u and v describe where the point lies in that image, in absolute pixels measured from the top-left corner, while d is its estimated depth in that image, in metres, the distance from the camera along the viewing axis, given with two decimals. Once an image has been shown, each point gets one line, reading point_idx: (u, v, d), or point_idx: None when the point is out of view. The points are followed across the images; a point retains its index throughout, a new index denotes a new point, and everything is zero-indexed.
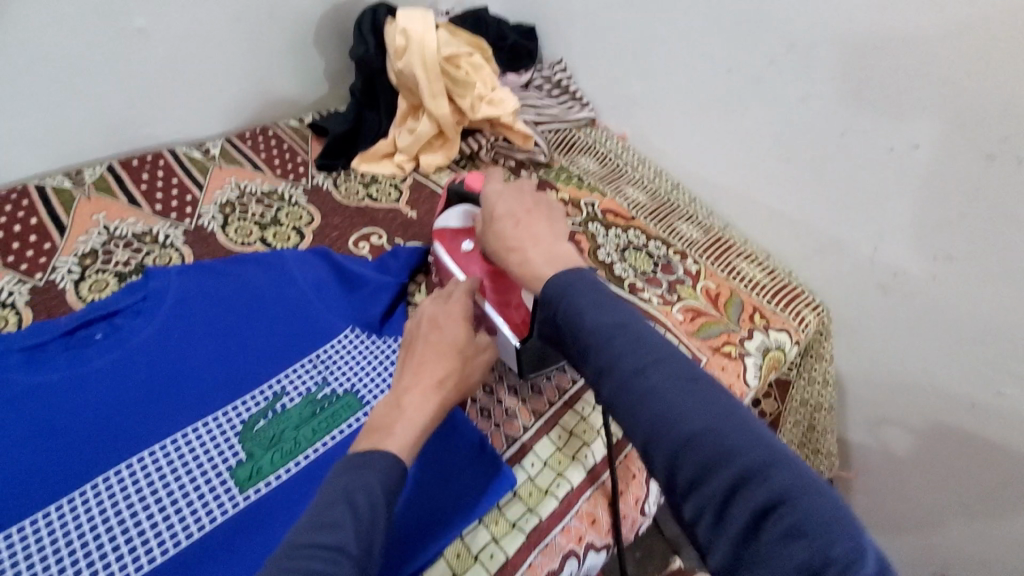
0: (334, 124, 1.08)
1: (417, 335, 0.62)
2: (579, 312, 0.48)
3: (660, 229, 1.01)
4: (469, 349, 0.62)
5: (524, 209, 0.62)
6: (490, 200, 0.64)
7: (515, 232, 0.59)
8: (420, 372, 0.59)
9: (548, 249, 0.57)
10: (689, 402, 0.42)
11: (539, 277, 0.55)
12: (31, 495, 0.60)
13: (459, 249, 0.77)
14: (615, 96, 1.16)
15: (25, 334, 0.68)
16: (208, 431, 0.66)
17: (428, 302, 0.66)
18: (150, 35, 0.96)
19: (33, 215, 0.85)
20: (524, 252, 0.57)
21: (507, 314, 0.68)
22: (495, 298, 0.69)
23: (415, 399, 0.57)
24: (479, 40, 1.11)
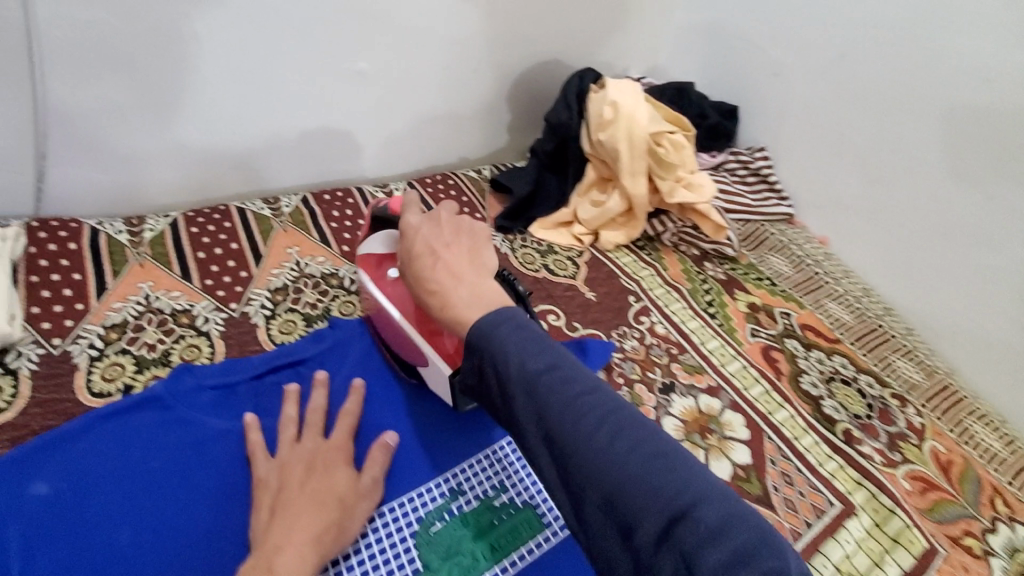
0: (517, 183, 1.04)
1: (288, 481, 0.55)
2: (506, 353, 0.44)
3: (872, 361, 0.88)
4: (350, 496, 0.56)
5: (441, 241, 0.53)
6: (406, 234, 0.55)
7: (432, 273, 0.51)
8: (295, 526, 0.50)
9: (472, 290, 0.49)
10: (617, 445, 0.40)
11: (462, 322, 0.48)
12: (202, 565, 0.53)
13: (386, 274, 0.71)
14: (822, 197, 1.06)
15: (218, 373, 0.68)
16: (383, 526, 0.58)
17: (293, 446, 0.59)
18: (366, 76, 0.97)
19: (233, 239, 0.86)
20: (445, 295, 0.49)
21: (438, 343, 0.64)
22: (423, 326, 0.66)
23: (290, 560, 0.48)
24: (680, 116, 1.03)
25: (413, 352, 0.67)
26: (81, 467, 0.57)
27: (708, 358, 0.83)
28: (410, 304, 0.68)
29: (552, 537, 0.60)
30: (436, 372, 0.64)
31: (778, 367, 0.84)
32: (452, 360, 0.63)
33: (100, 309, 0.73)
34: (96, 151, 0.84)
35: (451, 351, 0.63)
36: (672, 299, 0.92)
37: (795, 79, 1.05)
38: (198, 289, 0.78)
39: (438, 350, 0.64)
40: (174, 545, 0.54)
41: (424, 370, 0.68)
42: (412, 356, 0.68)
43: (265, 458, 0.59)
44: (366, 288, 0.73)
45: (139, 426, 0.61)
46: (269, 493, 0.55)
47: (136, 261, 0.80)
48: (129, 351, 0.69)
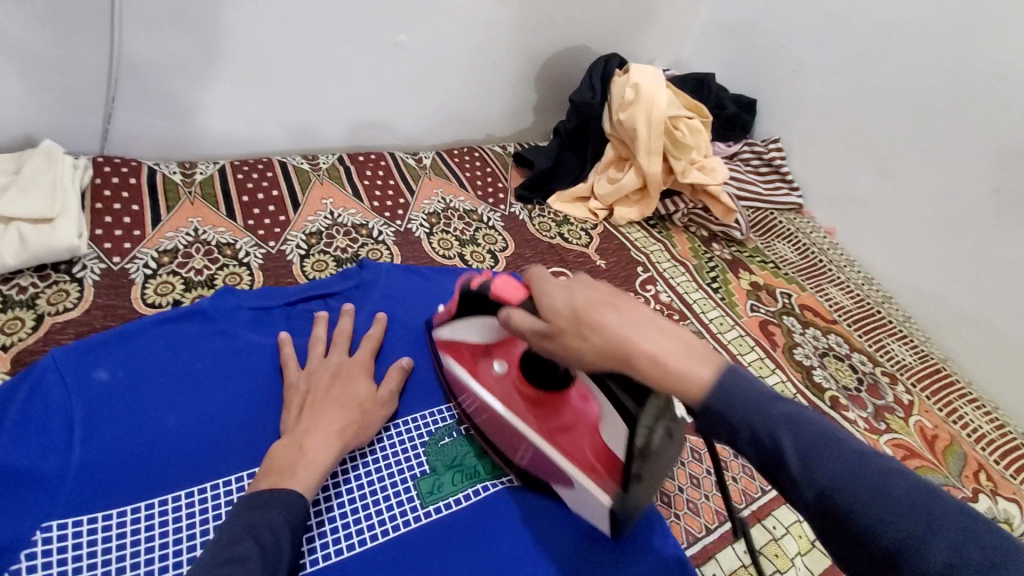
0: (539, 158, 1.10)
1: (315, 385, 0.62)
2: (765, 422, 0.39)
3: (866, 342, 0.92)
4: (370, 403, 0.62)
5: (610, 291, 0.48)
6: (557, 291, 0.49)
7: (624, 323, 0.45)
8: (322, 419, 0.57)
9: (671, 340, 0.44)
10: (944, 532, 0.34)
11: (694, 385, 0.42)
12: (237, 450, 0.61)
13: (490, 370, 0.65)
14: (832, 190, 1.11)
15: (256, 297, 0.75)
16: (395, 434, 0.64)
17: (321, 360, 0.66)
18: (406, 49, 1.04)
19: (274, 187, 0.93)
20: (655, 352, 0.43)
21: (575, 448, 0.58)
22: (552, 430, 0.60)
23: (318, 442, 0.55)
24: (698, 103, 1.09)
25: (540, 461, 0.60)
26: (136, 361, 0.65)
27: (708, 326, 0.88)
28: (529, 407, 0.61)
29: None
30: (580, 487, 0.57)
31: (774, 338, 0.88)
32: (600, 473, 0.56)
33: (154, 237, 0.81)
34: (159, 100, 0.92)
35: (596, 462, 0.57)
36: (678, 272, 0.97)
37: (813, 75, 1.10)
38: (241, 227, 0.86)
39: (577, 459, 0.57)
40: (214, 431, 0.62)
41: (555, 483, 0.60)
42: (533, 462, 0.61)
43: (295, 368, 0.66)
44: (462, 381, 0.66)
45: (186, 333, 0.69)
46: (297, 393, 0.62)
47: (188, 199, 0.88)
48: (179, 273, 0.77)
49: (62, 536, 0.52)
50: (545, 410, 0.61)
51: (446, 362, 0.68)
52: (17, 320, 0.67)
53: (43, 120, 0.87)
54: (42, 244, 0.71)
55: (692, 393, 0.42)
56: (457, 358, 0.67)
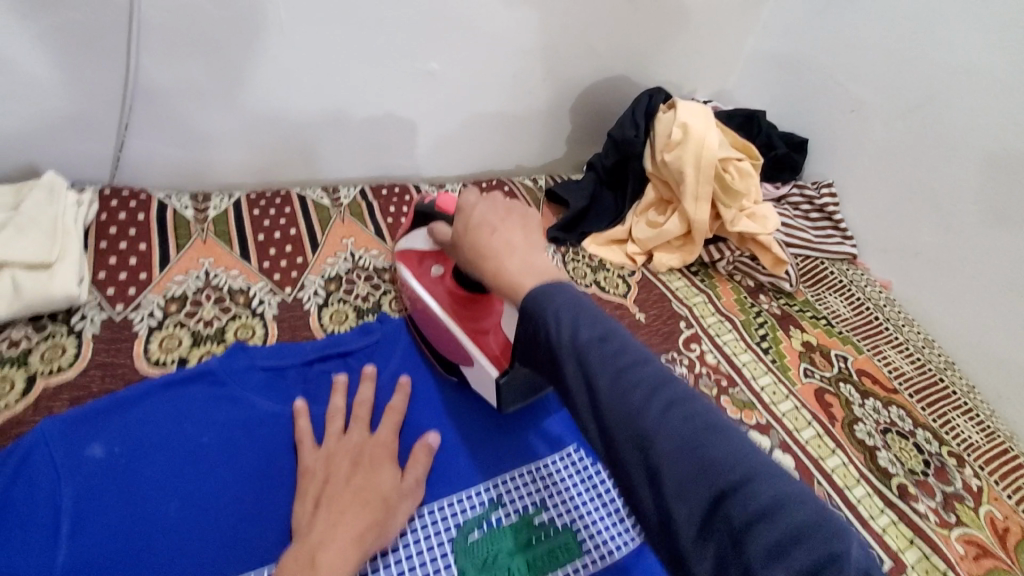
0: (573, 195, 1.03)
1: (334, 473, 0.55)
2: (562, 324, 0.44)
3: (930, 417, 0.84)
4: (393, 496, 0.55)
5: (498, 214, 0.54)
6: (463, 207, 0.57)
7: (488, 240, 0.53)
8: (340, 522, 0.50)
9: (525, 260, 0.51)
10: (693, 439, 0.38)
11: (517, 285, 0.49)
12: (237, 549, 0.54)
13: (429, 273, 0.71)
14: (890, 239, 1.02)
15: (271, 355, 0.68)
16: (419, 527, 0.57)
17: (340, 438, 0.59)
18: (437, 77, 0.98)
19: (292, 224, 0.87)
20: (499, 262, 0.51)
21: (482, 342, 0.64)
22: (466, 325, 0.65)
23: (333, 556, 0.48)
24: (748, 143, 1.01)
25: (456, 351, 0.67)
26: (137, 435, 0.58)
27: (759, 395, 0.80)
28: (450, 305, 0.67)
29: (592, 564, 0.58)
30: (482, 374, 0.64)
31: (832, 411, 0.80)
32: (501, 361, 0.62)
33: (162, 281, 0.74)
34: (174, 129, 0.86)
35: (495, 353, 0.63)
36: (724, 329, 0.89)
37: (872, 116, 1.02)
38: (256, 270, 0.79)
39: (481, 350, 0.64)
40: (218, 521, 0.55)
41: (465, 370, 0.67)
42: (454, 354, 0.67)
43: (311, 448, 0.59)
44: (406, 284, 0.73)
45: (194, 399, 0.62)
46: (314, 481, 0.55)
47: (200, 237, 0.81)
48: (186, 324, 0.70)
49: None
50: (462, 308, 0.66)
51: (398, 269, 0.75)
52: (6, 380, 0.60)
53: (49, 147, 0.81)
54: (40, 293, 0.64)
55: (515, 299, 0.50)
56: (404, 264, 0.74)
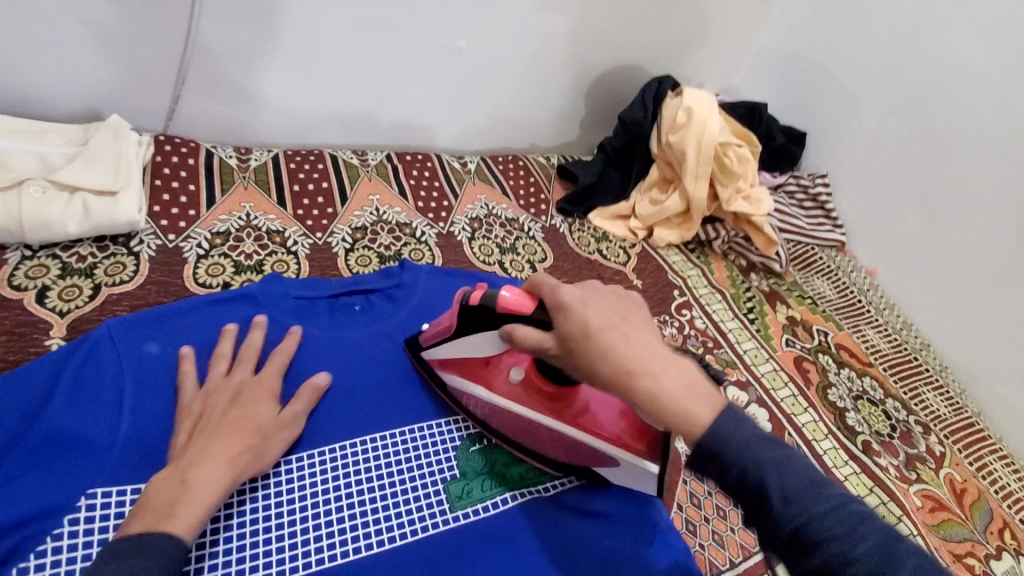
0: (583, 173, 1.10)
1: (209, 409, 0.58)
2: (759, 458, 0.44)
3: (901, 388, 0.91)
4: (270, 426, 0.58)
5: (621, 317, 0.52)
6: (568, 308, 0.52)
7: (637, 357, 0.50)
8: (210, 447, 0.53)
9: (675, 375, 0.50)
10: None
11: (691, 415, 0.47)
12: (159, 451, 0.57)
13: (506, 377, 0.65)
14: (877, 230, 1.09)
15: (302, 285, 0.76)
16: (429, 433, 0.66)
17: (220, 379, 0.62)
18: (463, 54, 1.06)
19: (324, 179, 0.95)
20: (654, 387, 0.49)
21: (603, 427, 0.62)
22: (576, 417, 0.63)
23: (201, 473, 0.51)
24: (748, 132, 1.08)
25: (586, 454, 0.63)
26: (186, 337, 0.66)
27: (742, 357, 0.87)
28: (548, 403, 0.64)
29: (579, 479, 0.66)
30: (621, 461, 0.62)
31: (809, 376, 0.87)
32: (635, 445, 0.61)
33: (208, 218, 0.83)
34: (224, 86, 0.95)
35: (627, 436, 0.62)
36: (714, 299, 0.96)
37: (868, 113, 1.08)
38: (291, 216, 0.88)
39: (609, 437, 0.62)
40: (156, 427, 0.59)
41: (593, 466, 0.64)
42: (580, 457, 0.63)
43: (193, 388, 0.61)
44: (478, 395, 0.65)
45: (234, 315, 0.70)
46: (188, 416, 0.58)
47: (241, 183, 0.90)
48: (230, 255, 0.79)
49: (105, 505, 0.52)
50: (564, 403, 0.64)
51: (455, 381, 0.67)
52: (74, 287, 0.69)
53: (112, 96, 0.90)
54: (105, 216, 0.73)
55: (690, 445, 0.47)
56: (469, 373, 0.66)
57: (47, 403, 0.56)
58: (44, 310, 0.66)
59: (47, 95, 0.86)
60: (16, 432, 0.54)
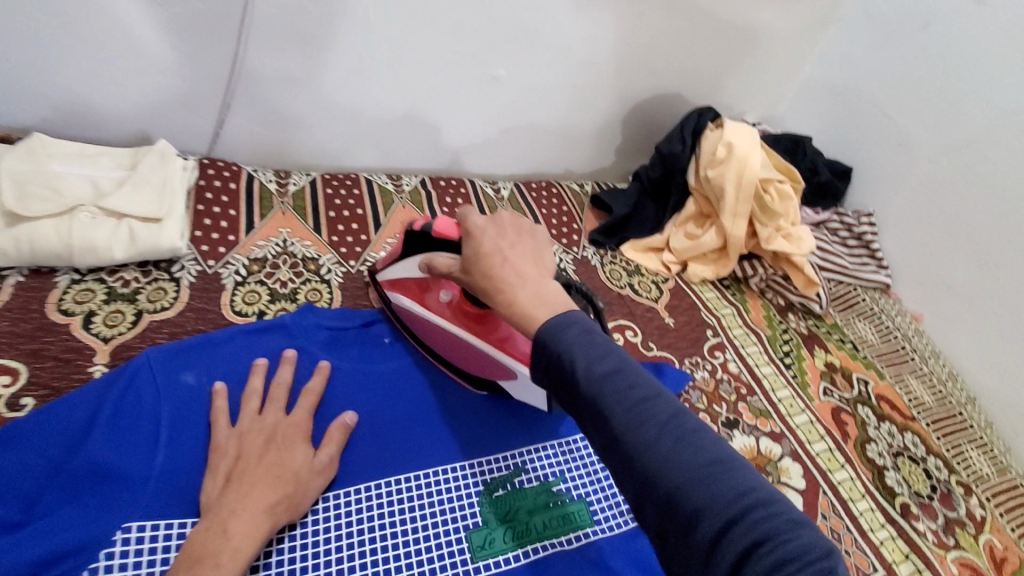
0: (616, 202, 1.09)
1: (247, 452, 0.58)
2: (573, 346, 0.46)
3: (944, 445, 0.87)
4: (305, 472, 0.58)
5: (507, 241, 0.54)
6: (470, 233, 0.55)
7: (501, 270, 0.53)
8: (249, 495, 0.54)
9: (536, 293, 0.51)
10: (687, 457, 0.39)
11: (530, 323, 0.49)
12: (194, 487, 0.58)
13: (436, 299, 0.72)
14: (925, 273, 1.04)
15: (335, 317, 0.77)
16: (454, 477, 0.66)
17: (254, 419, 0.62)
18: (502, 82, 1.06)
19: (360, 205, 0.96)
20: (511, 293, 0.51)
21: (514, 348, 0.68)
22: (492, 337, 0.69)
23: (242, 524, 0.52)
24: (791, 167, 1.05)
25: (492, 368, 0.70)
26: (222, 369, 0.68)
27: (776, 406, 0.85)
28: (470, 322, 0.70)
29: (602, 532, 0.65)
30: (523, 377, 0.67)
31: (846, 429, 0.84)
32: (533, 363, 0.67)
33: (247, 243, 0.84)
34: (268, 111, 0.97)
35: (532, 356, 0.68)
36: (750, 341, 0.93)
37: (919, 151, 1.04)
38: (326, 243, 0.89)
39: (517, 356, 0.67)
40: (195, 461, 0.60)
41: (505, 382, 0.70)
42: (488, 370, 0.71)
43: (225, 426, 0.61)
44: (410, 310, 0.74)
45: (269, 346, 0.72)
46: (224, 458, 0.58)
47: (280, 209, 0.91)
48: (265, 283, 0.80)
49: (140, 541, 0.54)
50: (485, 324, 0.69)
51: (395, 297, 0.76)
52: (118, 313, 0.71)
53: (160, 119, 0.92)
54: (151, 242, 0.75)
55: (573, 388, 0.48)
56: (405, 292, 0.74)
57: (87, 436, 0.58)
58: (90, 335, 0.68)
59: (101, 117, 0.90)
60: (57, 462, 0.56)
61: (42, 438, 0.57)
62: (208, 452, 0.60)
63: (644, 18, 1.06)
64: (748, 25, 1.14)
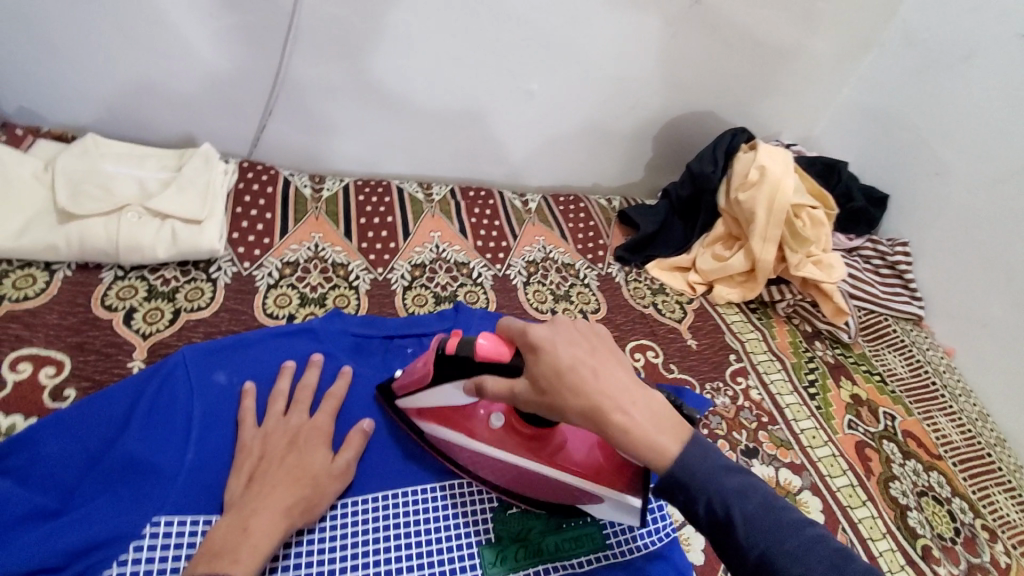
0: (645, 220, 1.08)
1: (270, 452, 0.60)
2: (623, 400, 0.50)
3: (971, 488, 0.85)
4: (324, 476, 0.60)
5: (590, 356, 0.51)
6: (539, 346, 0.51)
7: (608, 400, 0.49)
8: (269, 496, 0.56)
9: (642, 403, 0.50)
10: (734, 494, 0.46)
11: (656, 450, 0.48)
12: (221, 486, 0.61)
13: (484, 425, 0.62)
14: (959, 308, 1.01)
15: (360, 323, 0.79)
16: (469, 491, 0.67)
17: (279, 419, 0.64)
18: (534, 96, 1.07)
19: (389, 213, 0.98)
20: (627, 416, 0.49)
21: (589, 466, 0.60)
22: (562, 461, 0.60)
23: (262, 523, 0.54)
24: (825, 192, 1.03)
25: (569, 492, 0.62)
26: (251, 368, 0.70)
27: (798, 437, 0.83)
28: (532, 449, 0.60)
29: (614, 557, 0.65)
30: (607, 498, 0.60)
31: (870, 465, 0.82)
32: (615, 483, 0.59)
33: (280, 247, 0.87)
34: (304, 118, 0.99)
35: (608, 470, 0.60)
36: (774, 369, 0.92)
37: (959, 182, 1.01)
38: (355, 249, 0.91)
39: (597, 477, 0.60)
40: (222, 459, 0.62)
41: (581, 501, 0.63)
42: (561, 493, 0.63)
43: (252, 425, 0.64)
44: (453, 441, 0.64)
45: (296, 349, 0.74)
46: (248, 456, 0.61)
47: (313, 214, 0.94)
48: (296, 287, 0.83)
49: (167, 535, 0.56)
50: (547, 445, 0.60)
51: (430, 428, 0.65)
52: (157, 310, 0.74)
53: (203, 124, 0.96)
54: (190, 243, 0.78)
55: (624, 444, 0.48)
56: (443, 421, 0.64)
57: (123, 430, 0.61)
58: (130, 331, 0.71)
59: (149, 120, 0.94)
60: (96, 451, 0.59)
61: (84, 428, 0.60)
62: (234, 450, 0.63)
63: (680, 37, 1.06)
64: (786, 46, 1.12)
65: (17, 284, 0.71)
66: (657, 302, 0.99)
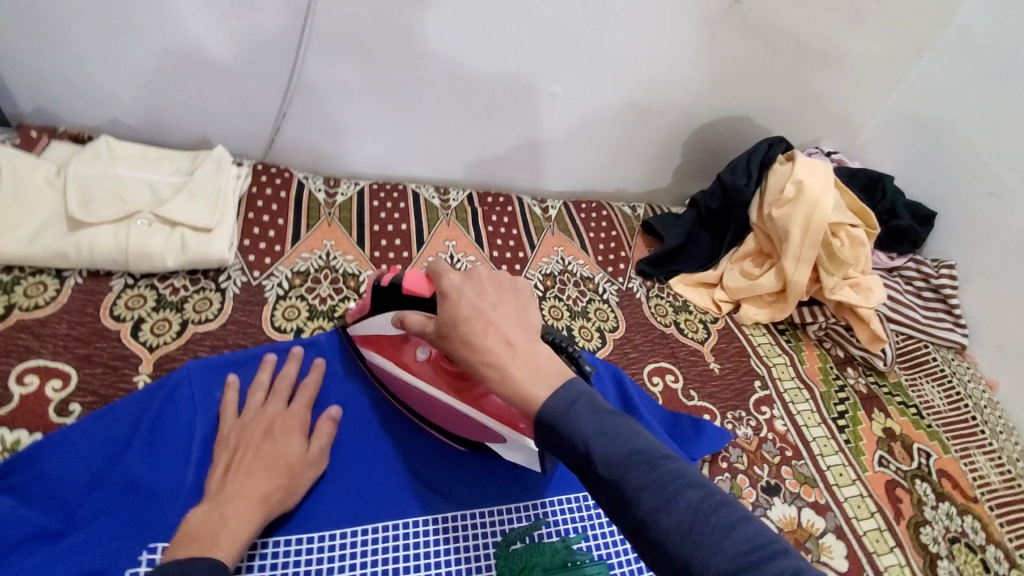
0: (669, 231, 1.03)
1: (245, 442, 0.60)
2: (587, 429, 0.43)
3: (1007, 534, 0.79)
4: (299, 464, 0.61)
5: (486, 302, 0.50)
6: (447, 293, 0.51)
7: (482, 337, 0.48)
8: (244, 485, 0.56)
9: (530, 361, 0.47)
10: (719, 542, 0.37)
11: (528, 402, 0.45)
12: None
13: (409, 357, 0.66)
14: (1008, 339, 0.94)
15: None
16: (472, 523, 0.65)
17: (257, 410, 0.64)
18: (557, 99, 1.02)
19: (404, 220, 0.95)
20: (504, 366, 0.46)
21: (492, 408, 0.61)
22: (470, 397, 0.62)
23: (238, 510, 0.54)
24: (868, 209, 0.97)
25: (478, 429, 0.64)
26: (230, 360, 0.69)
27: (823, 474, 0.79)
28: (451, 382, 0.64)
29: None
30: (509, 440, 0.61)
31: (899, 507, 0.78)
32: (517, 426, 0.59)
33: (291, 255, 0.85)
34: (319, 120, 0.97)
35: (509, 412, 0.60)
36: (800, 398, 0.87)
37: (1016, 203, 0.93)
38: (367, 258, 0.89)
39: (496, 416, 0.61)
40: None
41: (492, 443, 0.64)
42: (472, 430, 0.65)
43: (231, 417, 0.64)
44: (385, 368, 0.69)
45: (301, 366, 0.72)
46: (225, 448, 0.60)
47: (326, 220, 0.91)
48: (306, 298, 0.81)
49: None
50: (467, 386, 0.63)
51: (370, 354, 0.70)
52: (164, 321, 0.73)
53: (219, 125, 0.94)
54: (199, 252, 0.77)
55: (525, 406, 0.45)
56: (378, 349, 0.68)
57: (125, 450, 0.60)
58: (137, 343, 0.71)
59: (165, 122, 0.92)
60: (98, 471, 0.59)
61: (87, 446, 0.59)
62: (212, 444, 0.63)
63: (715, 40, 0.99)
64: (832, 49, 1.04)
65: (29, 293, 0.71)
66: (678, 320, 0.94)
